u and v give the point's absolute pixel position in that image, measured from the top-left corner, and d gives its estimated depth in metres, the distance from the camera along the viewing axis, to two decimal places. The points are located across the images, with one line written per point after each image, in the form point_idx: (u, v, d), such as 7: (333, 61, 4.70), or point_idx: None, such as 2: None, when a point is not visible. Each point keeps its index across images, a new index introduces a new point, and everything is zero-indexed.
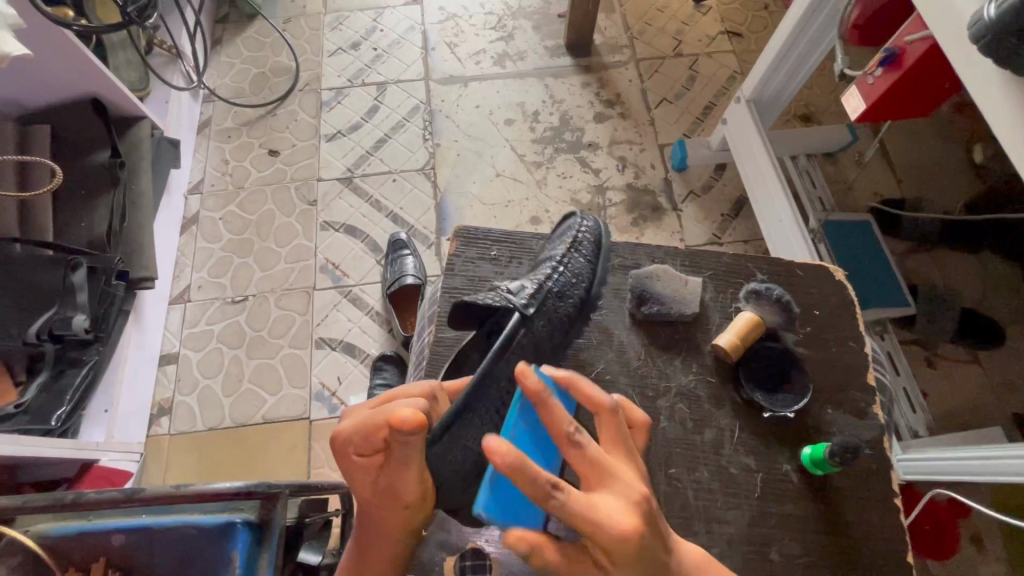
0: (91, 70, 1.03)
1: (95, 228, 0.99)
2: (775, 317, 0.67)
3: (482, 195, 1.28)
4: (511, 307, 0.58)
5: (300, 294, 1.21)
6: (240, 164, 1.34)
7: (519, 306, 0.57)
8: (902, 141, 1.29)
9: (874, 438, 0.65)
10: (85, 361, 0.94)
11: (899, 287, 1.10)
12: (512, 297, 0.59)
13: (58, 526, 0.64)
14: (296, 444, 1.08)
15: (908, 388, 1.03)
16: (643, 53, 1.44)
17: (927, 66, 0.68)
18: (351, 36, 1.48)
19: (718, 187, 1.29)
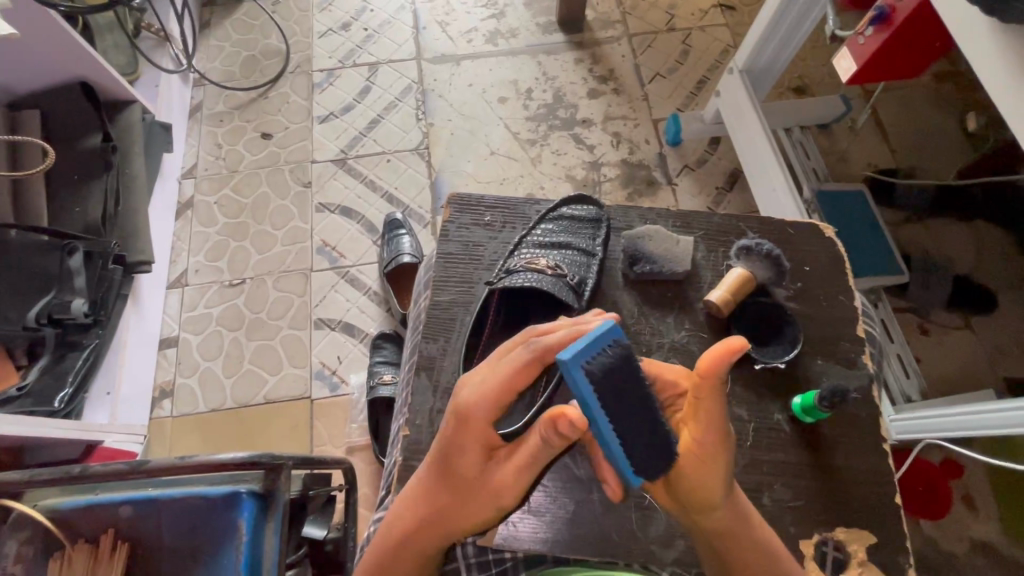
0: (78, 53, 1.02)
1: (91, 212, 0.99)
2: (765, 273, 0.68)
3: (477, 173, 1.28)
4: (574, 307, 0.66)
5: (298, 276, 1.21)
6: (233, 148, 1.33)
7: (581, 308, 0.65)
8: (895, 108, 1.29)
9: (864, 386, 0.66)
10: (85, 345, 0.94)
11: (890, 252, 1.10)
12: (570, 297, 0.66)
13: (69, 500, 0.66)
14: (298, 423, 1.09)
15: (901, 353, 1.04)
16: (636, 28, 1.43)
17: (919, 22, 0.68)
18: (341, 16, 1.47)
19: (713, 160, 1.29)
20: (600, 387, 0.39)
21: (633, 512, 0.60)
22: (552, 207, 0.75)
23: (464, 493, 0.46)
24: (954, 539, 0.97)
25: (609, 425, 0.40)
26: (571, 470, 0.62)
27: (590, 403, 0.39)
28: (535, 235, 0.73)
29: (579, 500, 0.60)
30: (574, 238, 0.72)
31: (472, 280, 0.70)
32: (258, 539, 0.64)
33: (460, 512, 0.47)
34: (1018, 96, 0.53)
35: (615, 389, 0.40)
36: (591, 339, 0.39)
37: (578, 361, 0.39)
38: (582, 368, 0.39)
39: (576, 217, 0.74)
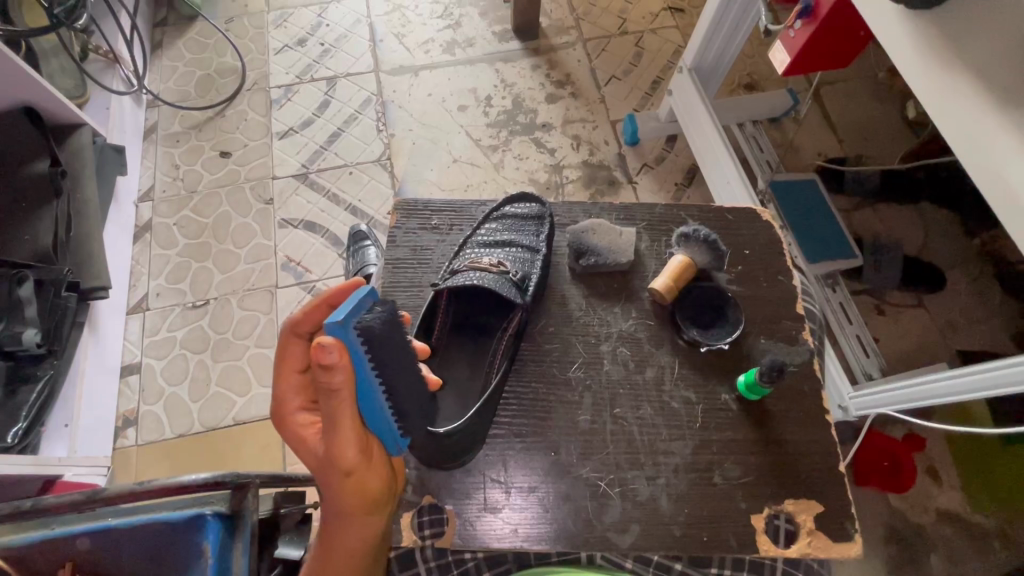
0: (21, 79, 0.99)
1: (41, 239, 0.96)
2: (706, 259, 0.69)
3: (441, 181, 1.29)
4: (516, 303, 0.65)
5: (263, 294, 1.19)
6: (191, 168, 1.31)
7: (524, 304, 0.64)
8: (835, 99, 1.34)
9: (805, 360, 0.68)
10: (40, 376, 0.91)
11: (843, 238, 1.14)
12: (511, 292, 0.65)
13: (22, 536, 0.63)
14: (267, 443, 1.07)
15: (861, 334, 1.08)
16: (589, 33, 1.46)
17: (842, 15, 0.71)
18: (297, 32, 1.47)
19: (670, 157, 1.33)
20: (369, 339, 0.44)
21: (590, 500, 0.61)
22: (495, 207, 0.77)
23: (322, 476, 0.47)
24: (919, 510, 1.00)
25: (372, 376, 0.46)
26: (526, 463, 0.62)
27: (360, 354, 0.44)
28: (480, 235, 0.73)
29: (536, 493, 0.61)
30: (516, 235, 0.73)
31: (419, 282, 0.71)
32: (225, 561, 0.63)
33: (332, 494, 0.48)
34: (928, 75, 0.57)
35: (384, 341, 0.46)
36: (353, 302, 0.44)
37: (348, 320, 0.43)
38: (353, 325, 0.44)
39: (517, 215, 0.75)
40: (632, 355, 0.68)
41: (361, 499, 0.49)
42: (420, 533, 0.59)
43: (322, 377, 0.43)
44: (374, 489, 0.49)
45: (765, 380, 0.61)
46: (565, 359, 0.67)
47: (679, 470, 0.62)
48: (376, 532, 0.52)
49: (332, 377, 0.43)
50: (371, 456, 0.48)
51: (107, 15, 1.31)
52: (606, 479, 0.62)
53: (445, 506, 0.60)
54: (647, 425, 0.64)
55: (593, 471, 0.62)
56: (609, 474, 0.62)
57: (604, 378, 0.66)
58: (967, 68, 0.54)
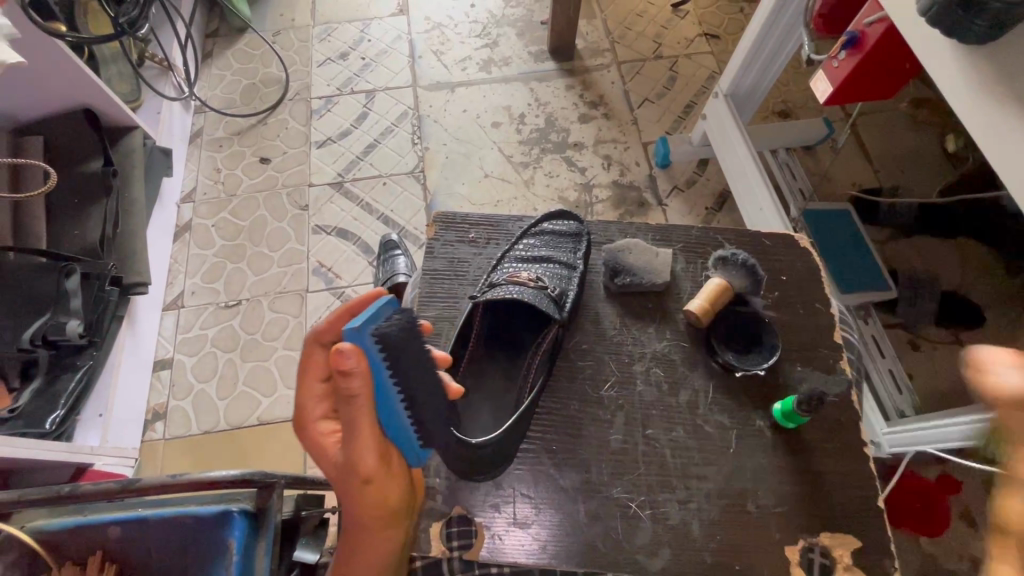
0: (84, 83, 1.04)
1: (89, 235, 1.01)
2: (744, 283, 0.69)
3: (471, 195, 1.31)
4: (552, 319, 0.66)
5: (294, 297, 1.22)
6: (232, 172, 1.35)
7: (560, 319, 0.64)
8: (873, 129, 1.33)
9: (843, 393, 0.67)
10: (79, 365, 0.94)
11: (877, 270, 1.12)
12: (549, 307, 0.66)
13: (57, 520, 0.65)
14: (291, 445, 1.08)
15: (893, 368, 1.06)
16: (624, 56, 1.48)
17: (887, 47, 0.72)
18: (339, 46, 1.52)
19: (701, 181, 1.33)
20: (386, 344, 0.46)
21: (619, 521, 0.60)
22: (532, 223, 0.77)
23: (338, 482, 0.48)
24: (954, 555, 0.96)
25: (391, 382, 0.47)
26: (556, 478, 0.62)
27: (375, 358, 0.46)
28: (518, 250, 0.74)
29: (564, 510, 0.60)
30: (554, 252, 0.74)
31: (455, 293, 0.72)
32: (248, 561, 0.63)
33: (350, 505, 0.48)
34: (978, 109, 0.57)
35: (402, 348, 0.47)
36: (373, 310, 0.47)
37: (365, 327, 0.46)
38: (370, 332, 0.46)
39: (554, 231, 0.76)
40: (666, 377, 0.67)
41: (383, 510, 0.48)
42: (448, 544, 0.59)
43: (340, 382, 0.44)
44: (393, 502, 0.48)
45: (802, 410, 0.60)
46: (598, 377, 0.67)
47: (711, 496, 0.61)
48: (392, 550, 0.50)
49: (351, 382, 0.45)
50: (390, 463, 0.48)
51: (164, 24, 1.38)
52: (636, 501, 0.61)
53: (475, 518, 0.60)
54: (680, 449, 0.64)
55: (623, 491, 0.61)
56: (640, 496, 0.61)
57: (638, 399, 0.66)
58: (1020, 104, 0.53)
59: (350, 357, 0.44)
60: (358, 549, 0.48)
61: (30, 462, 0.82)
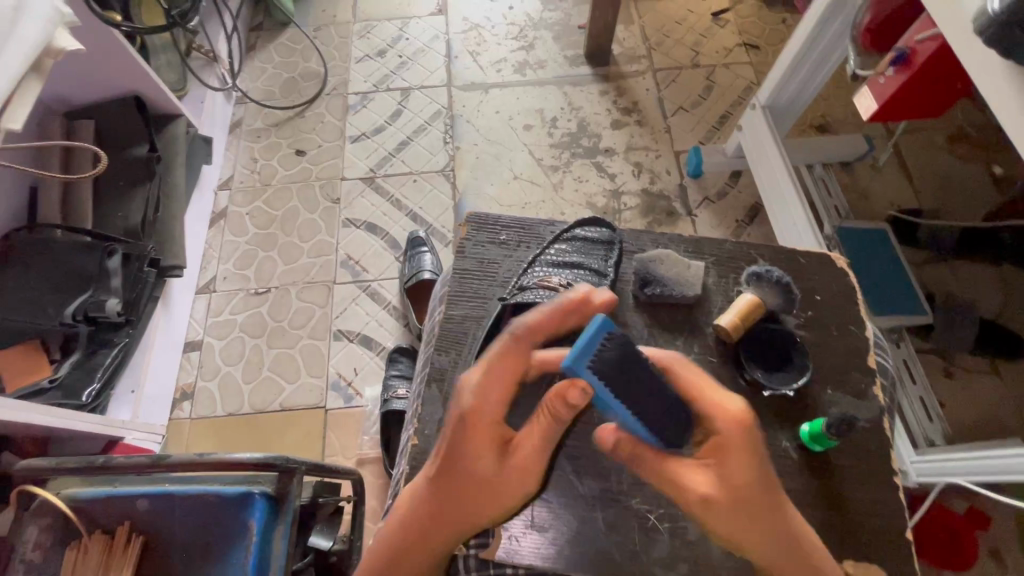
0: (135, 71, 1.09)
1: (131, 218, 1.05)
2: (776, 300, 0.69)
3: (500, 197, 1.32)
4: None
5: (321, 288, 1.24)
6: (268, 162, 1.39)
7: None
8: (917, 148, 1.29)
9: (874, 418, 0.66)
10: (116, 342, 0.97)
11: (913, 293, 1.09)
12: None
13: (90, 490, 0.67)
14: (310, 433, 1.11)
15: (924, 396, 1.02)
16: (660, 64, 1.47)
17: (938, 66, 0.70)
18: (378, 44, 1.54)
19: (733, 193, 1.31)
20: (606, 377, 0.44)
21: (636, 534, 0.60)
22: (563, 227, 0.77)
23: (474, 479, 0.47)
24: None
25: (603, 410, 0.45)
26: (575, 486, 0.62)
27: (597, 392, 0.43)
28: (549, 254, 0.74)
29: (582, 518, 0.60)
30: (584, 258, 0.74)
31: (483, 293, 0.73)
32: (266, 545, 0.66)
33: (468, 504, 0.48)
34: None
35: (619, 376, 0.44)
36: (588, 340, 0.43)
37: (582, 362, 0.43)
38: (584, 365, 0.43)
39: (586, 237, 0.76)
40: None
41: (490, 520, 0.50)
42: (462, 543, 0.59)
43: (559, 405, 0.44)
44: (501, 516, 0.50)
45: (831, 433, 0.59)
46: None
47: None
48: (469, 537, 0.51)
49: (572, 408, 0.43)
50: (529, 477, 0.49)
51: (212, 17, 1.42)
52: (654, 513, 0.61)
53: None
54: None
55: (642, 503, 0.61)
56: (659, 509, 0.61)
57: None
58: None
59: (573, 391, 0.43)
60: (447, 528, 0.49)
61: (66, 432, 0.87)
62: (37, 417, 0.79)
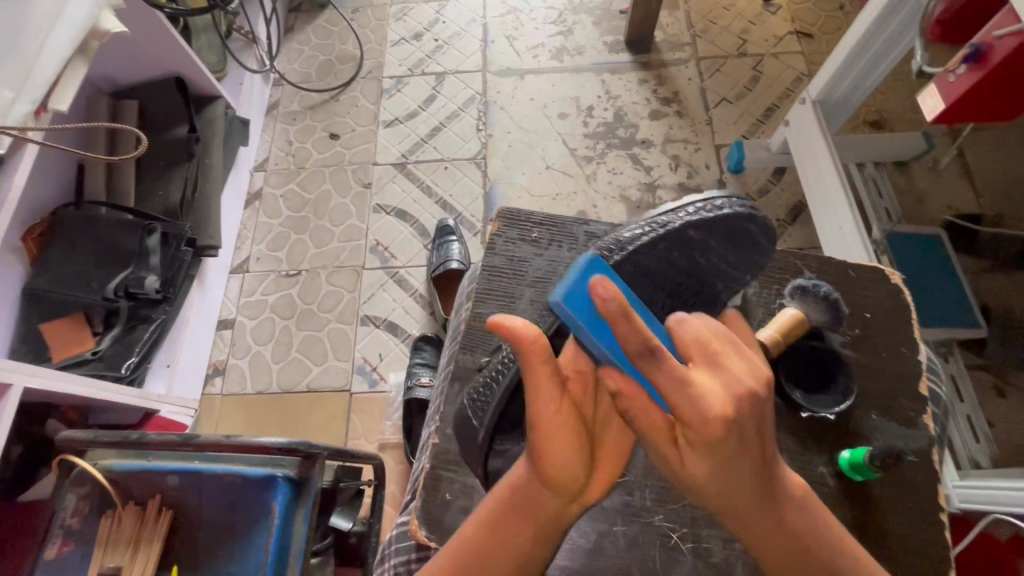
0: (177, 52, 1.10)
1: (171, 197, 1.07)
2: (821, 315, 0.65)
3: (531, 186, 1.29)
4: None
5: (350, 272, 1.26)
6: (303, 145, 1.40)
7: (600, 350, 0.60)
8: (981, 150, 1.21)
9: (920, 448, 0.64)
10: (154, 318, 1.01)
11: (969, 304, 1.02)
12: None
13: (125, 463, 0.69)
14: (335, 415, 1.13)
15: (971, 415, 0.97)
16: (704, 52, 1.41)
17: (1018, 63, 0.64)
18: (414, 27, 1.52)
19: (775, 191, 1.26)
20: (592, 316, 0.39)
21: (658, 550, 0.59)
22: (724, 227, 0.49)
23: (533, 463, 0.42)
24: None
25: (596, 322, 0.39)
26: (598, 497, 0.61)
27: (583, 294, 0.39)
28: (674, 275, 0.50)
29: (602, 528, 0.60)
30: (702, 296, 0.53)
31: (553, 292, 0.50)
32: (287, 525, 0.67)
33: (538, 492, 0.43)
34: None
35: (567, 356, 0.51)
36: (574, 279, 0.40)
37: (564, 299, 0.39)
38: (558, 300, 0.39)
39: (733, 251, 0.51)
40: None
41: (576, 507, 0.43)
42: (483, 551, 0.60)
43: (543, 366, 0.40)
44: (594, 498, 0.44)
45: (874, 464, 0.58)
46: None
47: None
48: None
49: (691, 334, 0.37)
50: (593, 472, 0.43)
51: None
52: (678, 531, 0.60)
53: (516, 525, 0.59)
54: None
55: (665, 518, 0.60)
56: (682, 527, 0.60)
57: None
58: None
59: (606, 295, 0.35)
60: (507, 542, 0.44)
61: (105, 403, 0.90)
62: (78, 386, 0.82)
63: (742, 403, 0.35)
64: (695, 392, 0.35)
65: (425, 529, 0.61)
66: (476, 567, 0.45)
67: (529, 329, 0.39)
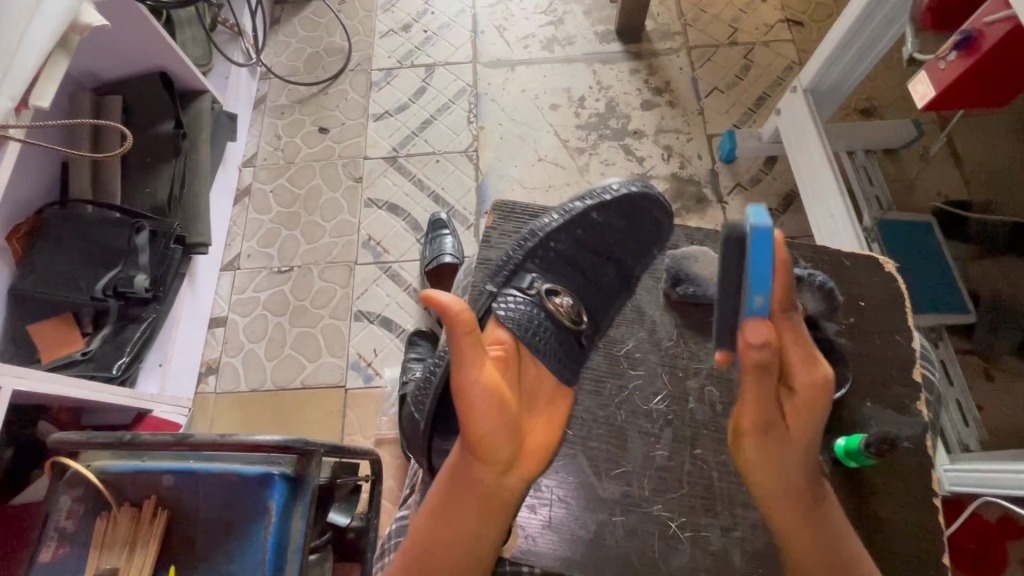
0: (160, 46, 1.08)
1: (158, 194, 1.06)
2: (816, 304, 0.65)
3: (523, 178, 1.29)
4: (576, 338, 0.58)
5: (343, 268, 1.25)
6: (292, 140, 1.38)
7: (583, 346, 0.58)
8: (970, 137, 1.21)
9: (914, 434, 0.65)
10: (144, 317, 1.00)
11: (958, 290, 1.03)
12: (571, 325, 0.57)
13: (118, 463, 0.69)
14: (331, 411, 1.12)
15: (960, 399, 0.98)
16: (695, 41, 1.40)
17: (1008, 50, 0.64)
18: (403, 18, 1.50)
19: (767, 180, 1.26)
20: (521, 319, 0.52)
21: (656, 540, 0.60)
22: (619, 206, 0.63)
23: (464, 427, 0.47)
24: None
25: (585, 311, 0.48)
26: (597, 489, 0.61)
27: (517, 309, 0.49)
28: (582, 252, 0.61)
29: (601, 521, 0.60)
30: (607, 270, 0.63)
31: (495, 275, 0.59)
32: (285, 522, 0.67)
33: (473, 463, 0.48)
34: None
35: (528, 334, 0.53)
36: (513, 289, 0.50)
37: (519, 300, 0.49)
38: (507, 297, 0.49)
39: (629, 226, 0.64)
40: (721, 397, 0.65)
41: (513, 479, 0.49)
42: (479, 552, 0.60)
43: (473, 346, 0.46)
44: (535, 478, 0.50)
45: (870, 452, 0.58)
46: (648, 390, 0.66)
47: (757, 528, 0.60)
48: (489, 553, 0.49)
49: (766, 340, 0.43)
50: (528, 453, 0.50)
51: None
52: (676, 522, 0.60)
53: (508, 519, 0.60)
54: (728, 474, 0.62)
55: (663, 510, 0.61)
56: (680, 517, 0.61)
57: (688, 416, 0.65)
58: None
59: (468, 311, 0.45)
60: (457, 513, 0.48)
61: (97, 404, 0.89)
62: (69, 387, 0.81)
63: (815, 391, 0.45)
64: (801, 377, 0.45)
65: None
66: (438, 529, 0.49)
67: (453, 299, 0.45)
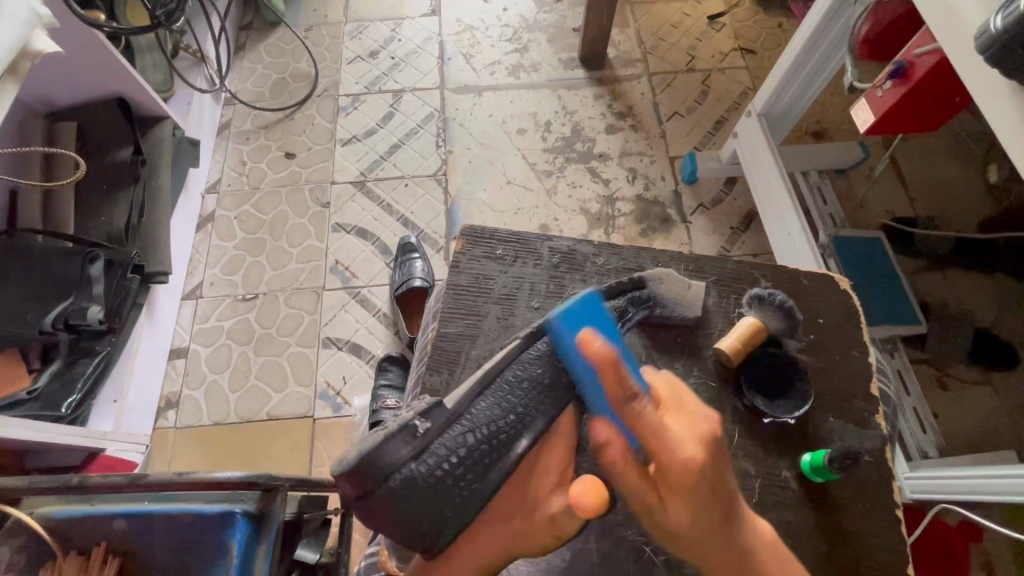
0: (118, 72, 1.06)
1: (115, 223, 1.02)
2: (776, 323, 0.69)
3: (492, 201, 1.30)
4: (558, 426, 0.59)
5: (310, 294, 1.22)
6: (257, 165, 1.37)
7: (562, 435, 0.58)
8: (913, 158, 1.29)
9: (874, 447, 0.67)
10: (97, 352, 0.94)
11: (909, 303, 1.08)
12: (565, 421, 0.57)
13: (66, 508, 0.65)
14: (297, 443, 1.09)
15: (918, 407, 1.01)
16: (656, 68, 1.46)
17: (938, 79, 0.69)
18: (370, 45, 1.52)
19: (728, 201, 1.30)
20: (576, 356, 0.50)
21: (632, 565, 0.60)
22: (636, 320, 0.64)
23: (518, 515, 0.46)
24: None
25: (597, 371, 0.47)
26: None
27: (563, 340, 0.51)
28: None
29: (576, 549, 0.60)
30: None
31: None
32: (248, 562, 0.63)
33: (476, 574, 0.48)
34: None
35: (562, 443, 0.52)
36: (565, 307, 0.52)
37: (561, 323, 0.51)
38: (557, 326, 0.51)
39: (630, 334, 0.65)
40: None
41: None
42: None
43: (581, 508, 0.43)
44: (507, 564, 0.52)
45: (834, 468, 0.60)
46: None
47: None
48: None
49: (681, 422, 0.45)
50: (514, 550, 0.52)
51: (200, 15, 1.39)
52: (651, 545, 0.60)
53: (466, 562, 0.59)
54: None
55: (637, 533, 0.61)
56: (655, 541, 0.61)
57: None
58: None
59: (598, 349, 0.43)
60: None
61: (45, 445, 0.84)
62: (12, 428, 0.76)
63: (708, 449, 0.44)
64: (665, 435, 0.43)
65: (396, 559, 0.60)
66: None
67: (592, 482, 0.43)
